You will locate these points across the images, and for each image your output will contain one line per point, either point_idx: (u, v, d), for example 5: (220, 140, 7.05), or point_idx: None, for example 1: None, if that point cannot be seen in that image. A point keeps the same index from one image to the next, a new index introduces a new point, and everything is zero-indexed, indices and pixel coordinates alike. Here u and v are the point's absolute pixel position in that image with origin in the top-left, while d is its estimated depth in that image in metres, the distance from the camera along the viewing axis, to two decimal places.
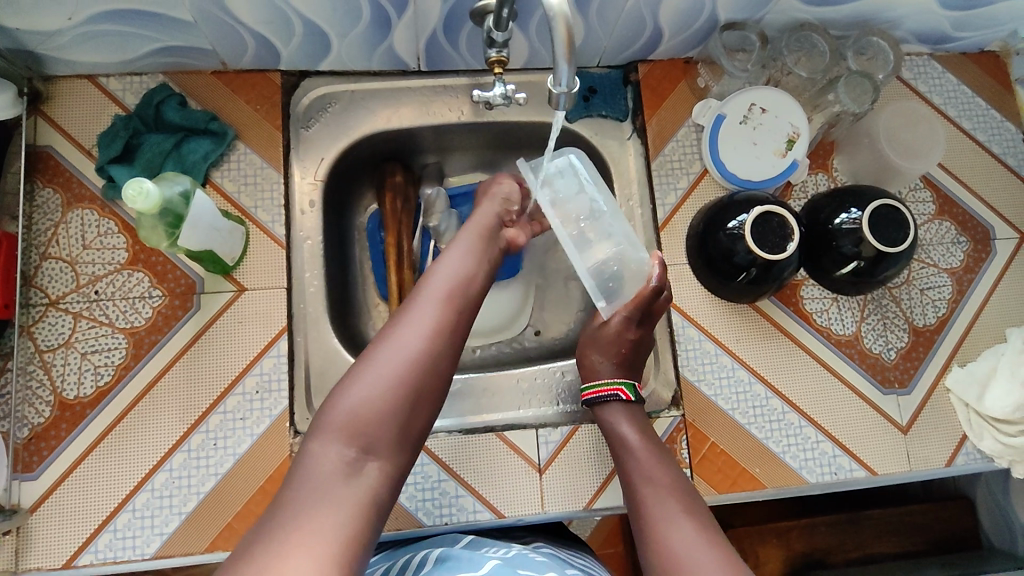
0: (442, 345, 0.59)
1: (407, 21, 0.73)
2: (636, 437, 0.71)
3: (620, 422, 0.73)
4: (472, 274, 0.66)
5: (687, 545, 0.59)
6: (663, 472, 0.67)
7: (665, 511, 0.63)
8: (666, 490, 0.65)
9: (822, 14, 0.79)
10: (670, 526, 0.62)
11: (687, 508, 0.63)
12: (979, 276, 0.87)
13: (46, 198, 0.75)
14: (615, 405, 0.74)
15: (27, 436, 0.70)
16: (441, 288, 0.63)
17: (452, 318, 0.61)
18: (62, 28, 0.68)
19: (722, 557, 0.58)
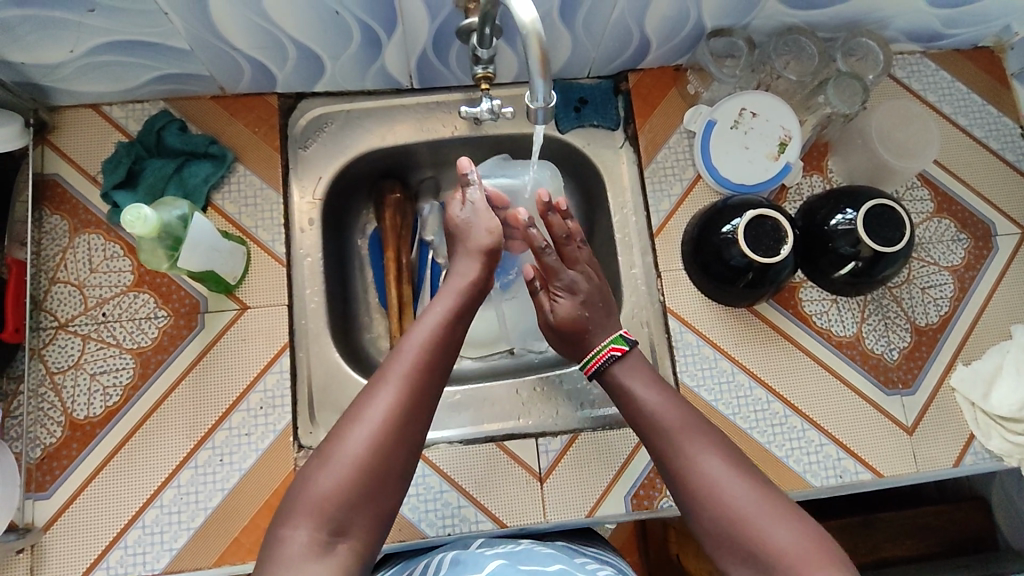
0: (412, 416, 0.56)
1: (397, 41, 0.74)
2: (642, 381, 0.66)
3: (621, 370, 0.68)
4: (448, 330, 0.62)
5: (720, 480, 0.57)
6: (678, 407, 0.64)
7: (688, 447, 0.60)
8: (686, 425, 0.62)
9: (808, 17, 0.80)
10: (697, 462, 0.59)
11: (710, 439, 0.61)
12: (981, 273, 0.86)
13: (54, 224, 0.77)
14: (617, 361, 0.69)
15: (40, 456, 0.72)
16: (413, 349, 0.59)
17: (424, 385, 0.58)
18: (66, 60, 0.71)
19: (756, 484, 0.57)
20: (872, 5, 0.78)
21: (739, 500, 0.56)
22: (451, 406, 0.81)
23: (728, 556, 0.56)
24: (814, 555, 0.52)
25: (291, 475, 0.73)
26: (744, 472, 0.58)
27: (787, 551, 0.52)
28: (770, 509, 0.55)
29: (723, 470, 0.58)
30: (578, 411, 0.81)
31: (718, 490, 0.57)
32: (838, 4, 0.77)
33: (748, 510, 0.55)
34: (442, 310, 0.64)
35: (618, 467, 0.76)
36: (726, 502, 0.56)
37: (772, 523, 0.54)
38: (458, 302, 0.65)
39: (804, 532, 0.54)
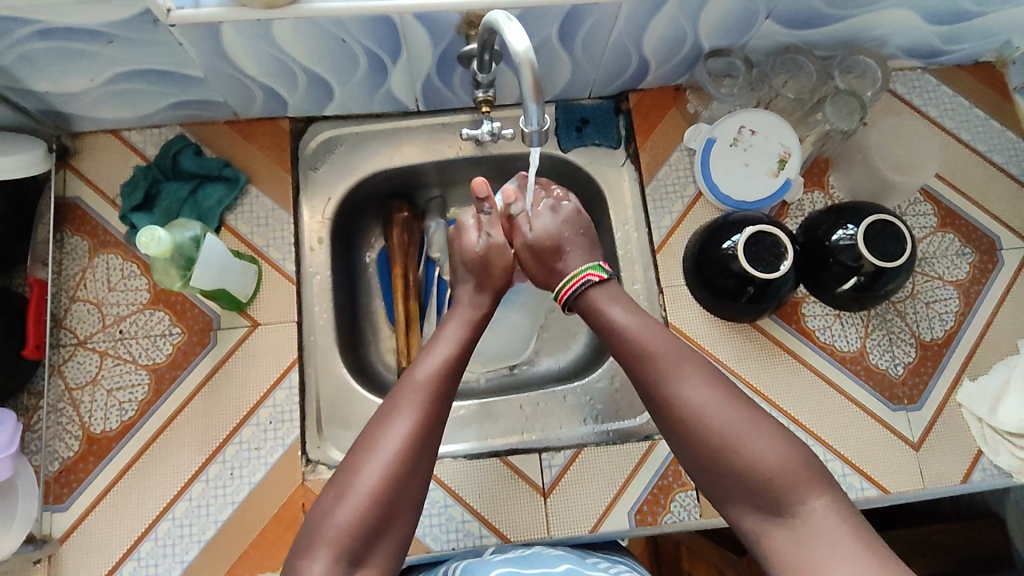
0: (423, 448, 0.58)
1: (403, 67, 0.77)
2: (626, 314, 0.67)
3: (604, 303, 0.69)
4: (456, 365, 0.65)
5: (709, 406, 0.58)
6: (663, 339, 0.64)
7: (675, 377, 0.61)
8: (672, 356, 0.62)
9: (806, 36, 0.81)
10: (684, 393, 0.59)
11: (696, 367, 0.61)
12: (986, 287, 0.86)
13: (74, 245, 0.80)
14: (597, 289, 0.70)
15: (57, 469, 0.74)
16: (422, 385, 0.61)
17: (434, 418, 0.60)
18: (88, 89, 0.75)
19: (743, 409, 0.58)
20: (868, 24, 0.80)
21: (729, 426, 0.57)
22: (457, 421, 0.82)
23: (717, 480, 0.57)
24: (802, 476, 0.55)
25: (299, 489, 0.74)
26: (731, 399, 0.59)
27: (776, 472, 0.55)
28: (758, 433, 0.56)
29: (712, 398, 0.59)
30: (581, 425, 0.82)
31: (707, 417, 0.58)
32: (834, 22, 0.79)
33: (738, 434, 0.56)
34: (450, 346, 0.66)
35: (622, 482, 0.77)
36: (715, 428, 0.57)
37: (761, 446, 0.56)
38: (464, 338, 0.68)
39: (790, 453, 0.56)
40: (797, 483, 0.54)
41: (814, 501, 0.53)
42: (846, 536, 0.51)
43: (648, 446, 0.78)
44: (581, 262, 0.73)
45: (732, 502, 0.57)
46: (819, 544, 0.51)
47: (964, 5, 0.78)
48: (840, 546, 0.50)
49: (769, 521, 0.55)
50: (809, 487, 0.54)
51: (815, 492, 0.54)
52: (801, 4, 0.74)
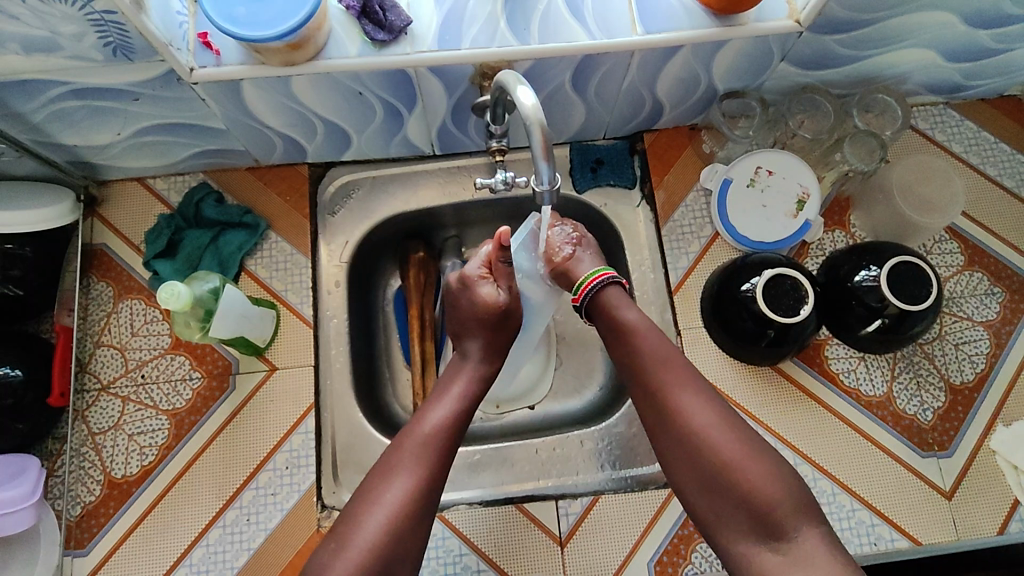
0: (422, 500, 0.59)
1: (418, 115, 0.78)
2: (642, 322, 0.67)
3: (620, 306, 0.69)
4: (460, 417, 0.66)
5: (713, 430, 0.60)
6: (670, 353, 0.66)
7: (680, 395, 0.63)
8: (678, 373, 0.64)
9: (822, 76, 0.80)
10: (693, 418, 0.61)
11: (701, 389, 0.63)
12: (1018, 328, 0.83)
13: (100, 291, 0.82)
14: (614, 290, 0.70)
15: (79, 513, 0.75)
16: (422, 436, 0.63)
17: (436, 469, 0.61)
18: (115, 141, 0.77)
19: (744, 437, 0.60)
20: (885, 63, 0.79)
21: (726, 450, 0.59)
22: (471, 467, 0.81)
23: (712, 500, 0.59)
24: (794, 504, 0.56)
25: (314, 535, 0.74)
26: (733, 426, 0.61)
27: (771, 501, 0.56)
28: (755, 460, 0.59)
29: (714, 421, 0.61)
30: (599, 472, 0.80)
31: (709, 436, 0.60)
32: (851, 63, 0.78)
33: (734, 459, 0.59)
34: (455, 400, 0.68)
35: (640, 531, 0.75)
36: (712, 451, 0.59)
37: (758, 473, 0.58)
38: (468, 392, 0.69)
39: (786, 484, 0.58)
40: (790, 511, 0.56)
41: (808, 532, 0.55)
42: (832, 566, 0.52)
43: (668, 495, 0.76)
44: (592, 263, 0.72)
45: (724, 525, 0.58)
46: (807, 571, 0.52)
47: (985, 43, 0.77)
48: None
49: (763, 547, 0.56)
50: (799, 517, 0.56)
51: (813, 525, 0.56)
52: (816, 47, 0.74)
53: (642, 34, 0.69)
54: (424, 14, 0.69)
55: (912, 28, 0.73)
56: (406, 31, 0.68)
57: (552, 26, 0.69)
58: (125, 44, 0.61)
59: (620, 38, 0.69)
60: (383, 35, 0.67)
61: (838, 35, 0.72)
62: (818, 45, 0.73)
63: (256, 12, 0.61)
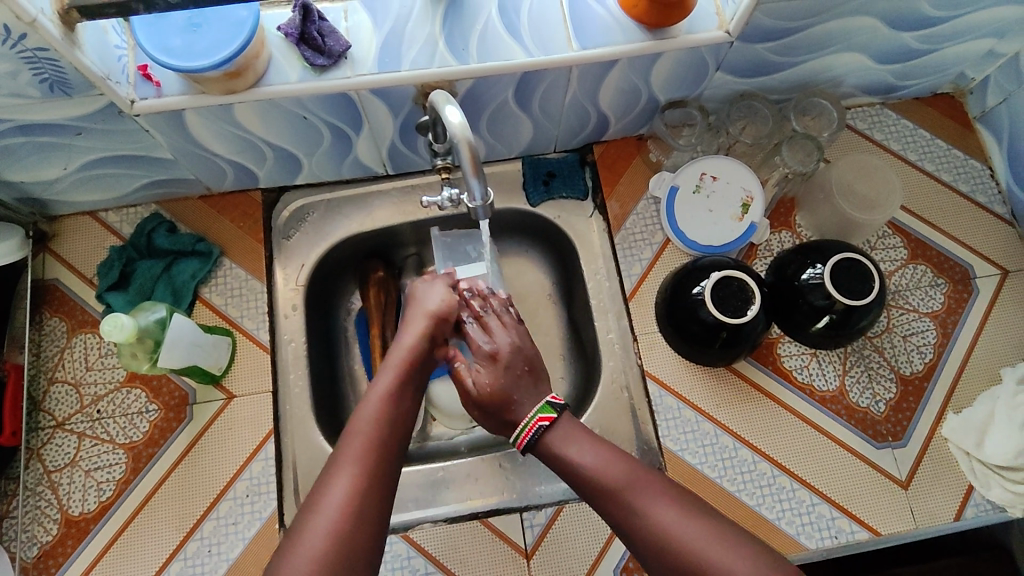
0: (374, 487, 0.57)
1: (366, 136, 0.79)
2: (585, 452, 0.63)
3: (563, 444, 0.65)
4: (399, 400, 0.64)
5: (679, 532, 0.56)
6: (624, 467, 0.61)
7: (641, 503, 0.58)
8: (626, 482, 0.60)
9: (759, 83, 0.83)
10: (654, 519, 0.57)
11: (659, 490, 0.59)
12: (963, 317, 0.85)
13: (53, 326, 0.82)
14: (550, 430, 0.66)
15: (35, 554, 0.74)
16: (362, 431, 0.60)
17: (383, 460, 0.59)
18: (61, 176, 0.77)
19: (714, 529, 0.56)
20: (818, 67, 0.82)
21: (696, 547, 0.55)
22: (436, 484, 0.81)
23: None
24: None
25: None
26: (700, 518, 0.57)
27: None
28: (727, 550, 0.54)
29: (677, 521, 0.56)
30: (563, 482, 0.80)
31: (677, 539, 0.55)
32: (784, 68, 0.81)
33: (705, 555, 0.54)
34: (393, 382, 0.65)
35: (606, 538, 0.76)
36: (683, 552, 0.55)
37: (730, 561, 0.53)
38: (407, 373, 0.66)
39: (768, 567, 0.53)
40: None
41: None
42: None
43: None
44: (533, 404, 0.68)
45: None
46: None
47: (910, 45, 0.80)
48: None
49: None
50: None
51: None
52: (749, 55, 0.76)
53: (578, 50, 0.71)
54: (364, 38, 0.70)
55: (839, 33, 0.75)
56: (346, 56, 0.69)
57: (490, 45, 0.71)
58: (61, 80, 0.61)
59: (557, 54, 0.70)
60: (322, 60, 0.68)
61: (768, 43, 0.75)
62: (750, 52, 0.76)
63: (191, 43, 0.62)
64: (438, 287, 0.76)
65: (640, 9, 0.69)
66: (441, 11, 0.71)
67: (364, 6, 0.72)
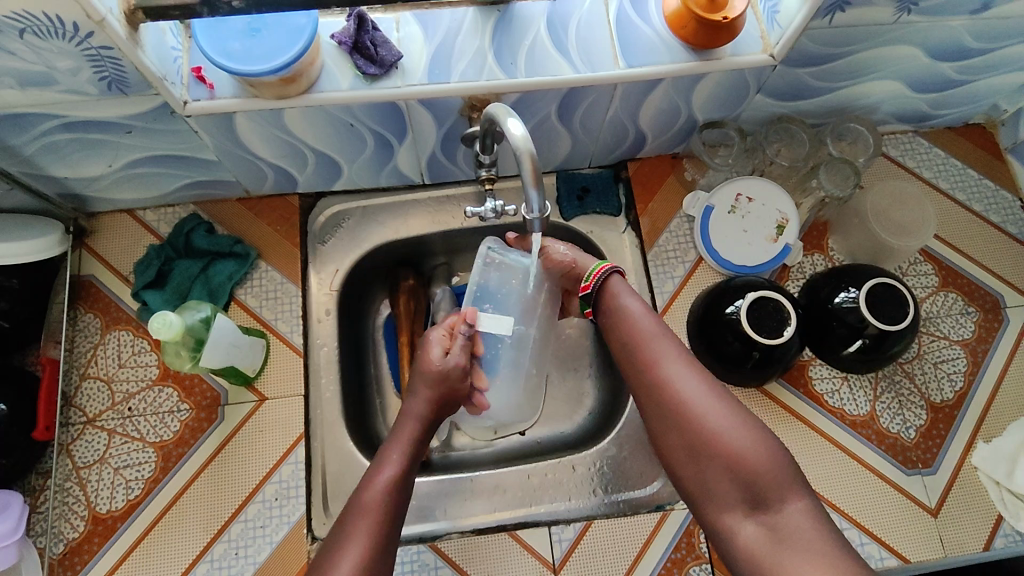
0: (395, 516, 0.62)
1: (408, 145, 0.80)
2: (638, 306, 0.72)
3: (624, 297, 0.74)
4: (404, 484, 0.65)
5: (702, 399, 0.62)
6: (663, 334, 0.68)
7: (670, 365, 0.65)
8: (662, 348, 0.67)
9: (796, 107, 0.84)
10: (678, 382, 0.64)
11: (692, 363, 0.66)
12: (994, 345, 0.85)
13: (87, 322, 0.82)
14: (617, 281, 0.75)
15: (62, 551, 0.74)
16: (371, 512, 0.61)
17: (386, 544, 0.60)
18: (105, 173, 0.78)
19: (736, 410, 0.61)
20: (855, 94, 0.83)
21: (713, 420, 0.61)
22: (463, 495, 0.80)
23: (694, 467, 0.61)
24: (784, 476, 0.57)
25: (304, 567, 0.73)
26: (720, 393, 0.63)
27: (756, 469, 0.57)
28: (741, 426, 0.60)
29: (700, 390, 0.63)
30: (591, 497, 0.80)
31: (697, 406, 0.62)
32: (823, 94, 0.82)
33: (720, 427, 0.60)
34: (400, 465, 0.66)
35: (634, 555, 0.75)
36: (698, 415, 0.61)
37: (741, 435, 0.59)
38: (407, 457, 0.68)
39: (774, 452, 0.58)
40: (780, 482, 0.56)
41: (792, 501, 0.55)
42: (821, 541, 0.52)
43: (660, 518, 0.77)
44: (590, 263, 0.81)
45: (708, 490, 0.59)
46: (794, 540, 0.53)
47: (948, 75, 0.81)
48: (827, 556, 0.51)
49: (749, 519, 0.56)
50: (786, 487, 0.56)
51: (794, 496, 0.56)
52: (790, 79, 0.77)
53: (625, 68, 0.71)
54: (415, 49, 0.71)
55: (880, 61, 0.76)
56: (396, 66, 0.70)
57: (538, 60, 0.71)
58: (120, 79, 0.62)
59: (603, 71, 0.71)
60: (374, 69, 0.69)
61: (810, 68, 0.76)
62: (791, 77, 0.77)
63: (250, 47, 0.63)
64: (440, 346, 0.77)
65: (688, 30, 0.70)
66: (491, 25, 0.73)
67: (415, 18, 0.73)
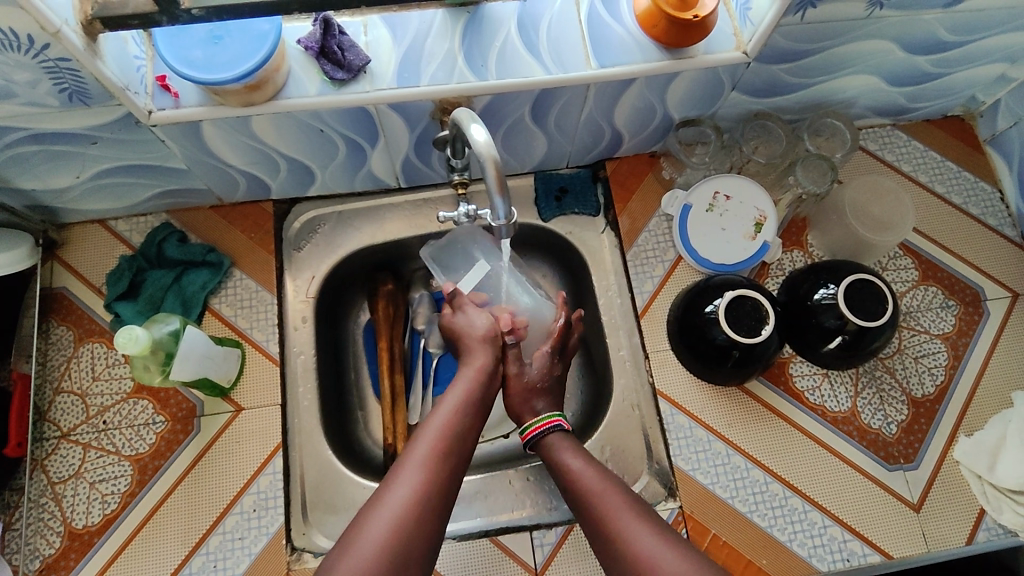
0: (461, 437, 0.67)
1: (381, 149, 0.79)
2: (580, 460, 0.69)
3: (563, 452, 0.70)
4: (470, 408, 0.70)
5: (655, 560, 0.58)
6: (613, 489, 0.65)
7: (624, 519, 0.62)
8: (615, 506, 0.63)
9: (773, 103, 0.83)
10: (633, 538, 0.60)
11: (643, 516, 0.63)
12: (974, 338, 0.85)
13: (59, 335, 0.81)
14: (558, 436, 0.72)
15: (38, 567, 0.73)
16: (434, 437, 0.66)
17: (446, 474, 0.63)
18: (73, 185, 0.76)
19: (694, 562, 0.57)
20: (832, 89, 0.82)
21: (671, 572, 0.57)
22: None
23: None
24: None
25: None
26: (677, 545, 0.59)
27: None
28: None
29: (655, 543, 0.59)
30: None
31: (653, 561, 0.58)
32: (799, 89, 0.81)
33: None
34: (461, 394, 0.71)
35: None
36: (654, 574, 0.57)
37: None
38: (475, 388, 0.72)
39: None
40: None
41: None
42: None
43: None
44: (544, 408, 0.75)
45: None
46: None
47: (924, 68, 0.81)
48: None
49: None
50: None
51: None
52: (766, 76, 0.77)
53: (597, 68, 0.71)
54: (383, 53, 0.70)
55: (855, 56, 0.76)
56: (365, 70, 0.69)
57: (509, 61, 0.70)
58: (80, 90, 0.61)
59: (575, 72, 0.70)
60: (342, 74, 0.68)
61: (784, 64, 0.75)
62: (767, 74, 0.76)
63: (213, 55, 0.62)
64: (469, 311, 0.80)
65: (660, 29, 0.69)
66: (461, 27, 0.72)
67: (383, 21, 0.72)
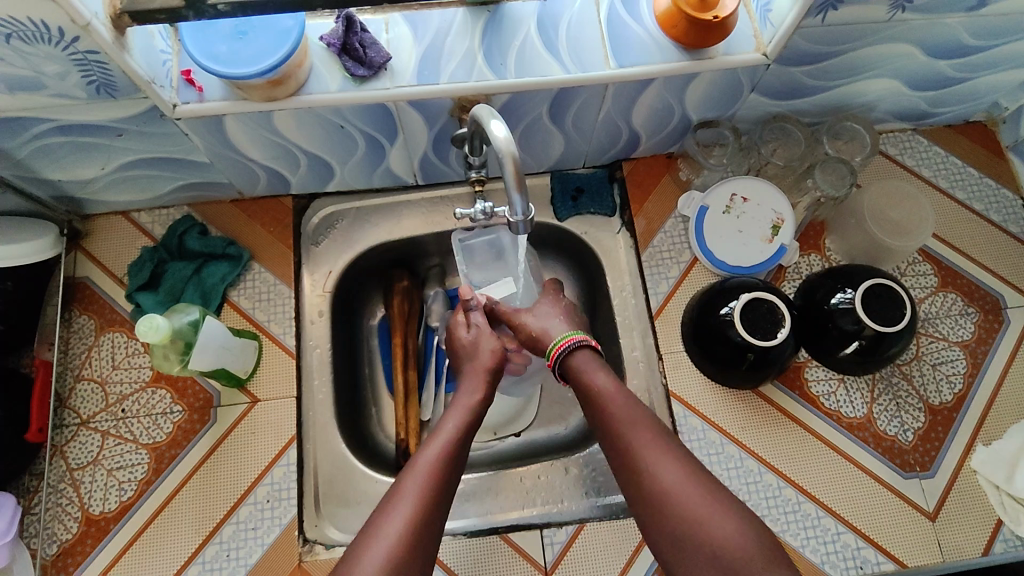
0: (456, 465, 0.63)
1: (399, 146, 0.80)
2: (607, 380, 0.67)
3: (590, 369, 0.69)
4: (463, 437, 0.66)
5: (677, 490, 0.57)
6: (637, 418, 0.63)
7: (646, 449, 0.61)
8: (637, 436, 0.62)
9: (792, 105, 0.83)
10: (655, 469, 0.59)
11: (666, 444, 0.61)
12: (994, 346, 0.84)
13: (81, 324, 0.82)
14: (585, 353, 0.71)
15: (55, 552, 0.74)
16: (428, 466, 0.61)
17: (437, 505, 0.59)
18: (98, 176, 0.78)
19: (715, 498, 0.57)
20: (852, 92, 0.82)
21: (695, 506, 0.56)
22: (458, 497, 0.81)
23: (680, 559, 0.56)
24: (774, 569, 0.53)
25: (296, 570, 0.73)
26: (699, 478, 0.58)
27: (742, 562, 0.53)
28: (726, 517, 0.55)
29: (679, 476, 0.58)
30: (583, 500, 0.80)
31: (675, 494, 0.57)
32: (819, 92, 0.81)
33: (700, 513, 0.56)
34: (455, 425, 0.66)
35: (622, 566, 0.74)
36: (677, 508, 0.57)
37: (727, 526, 0.55)
38: (468, 420, 0.68)
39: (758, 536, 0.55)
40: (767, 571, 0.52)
41: None
42: None
43: None
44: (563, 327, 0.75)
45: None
46: None
47: (946, 73, 0.80)
48: None
49: None
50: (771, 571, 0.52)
51: None
52: (786, 79, 0.77)
53: (615, 68, 0.71)
54: (403, 50, 0.71)
55: (876, 59, 0.75)
56: (385, 68, 0.70)
57: (528, 60, 0.71)
58: (107, 82, 0.62)
59: (593, 71, 0.70)
60: (363, 71, 0.69)
61: (805, 67, 0.75)
62: (787, 76, 0.76)
63: (237, 49, 0.63)
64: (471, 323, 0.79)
65: (679, 29, 0.69)
66: (481, 26, 0.72)
67: (404, 19, 0.73)
